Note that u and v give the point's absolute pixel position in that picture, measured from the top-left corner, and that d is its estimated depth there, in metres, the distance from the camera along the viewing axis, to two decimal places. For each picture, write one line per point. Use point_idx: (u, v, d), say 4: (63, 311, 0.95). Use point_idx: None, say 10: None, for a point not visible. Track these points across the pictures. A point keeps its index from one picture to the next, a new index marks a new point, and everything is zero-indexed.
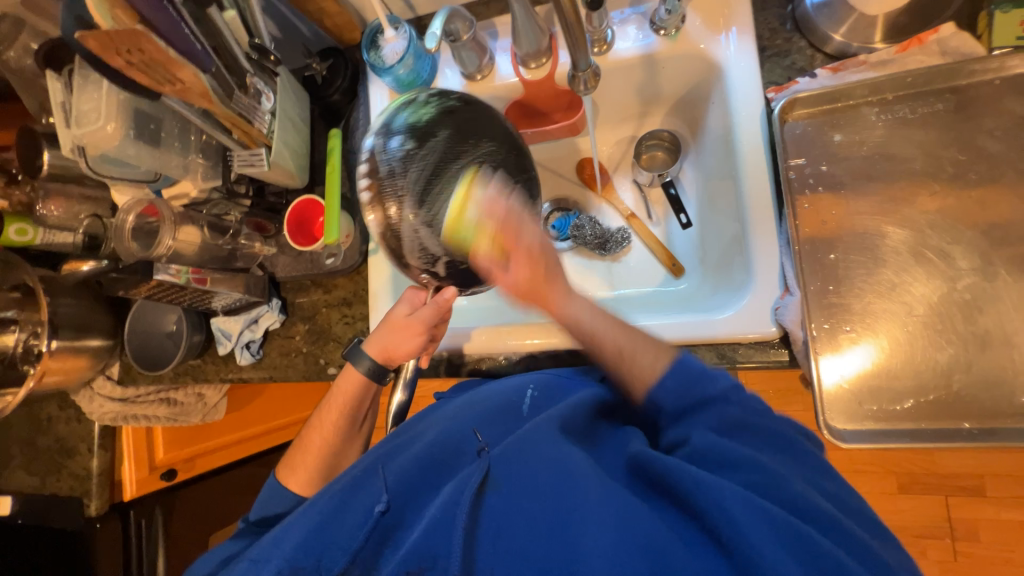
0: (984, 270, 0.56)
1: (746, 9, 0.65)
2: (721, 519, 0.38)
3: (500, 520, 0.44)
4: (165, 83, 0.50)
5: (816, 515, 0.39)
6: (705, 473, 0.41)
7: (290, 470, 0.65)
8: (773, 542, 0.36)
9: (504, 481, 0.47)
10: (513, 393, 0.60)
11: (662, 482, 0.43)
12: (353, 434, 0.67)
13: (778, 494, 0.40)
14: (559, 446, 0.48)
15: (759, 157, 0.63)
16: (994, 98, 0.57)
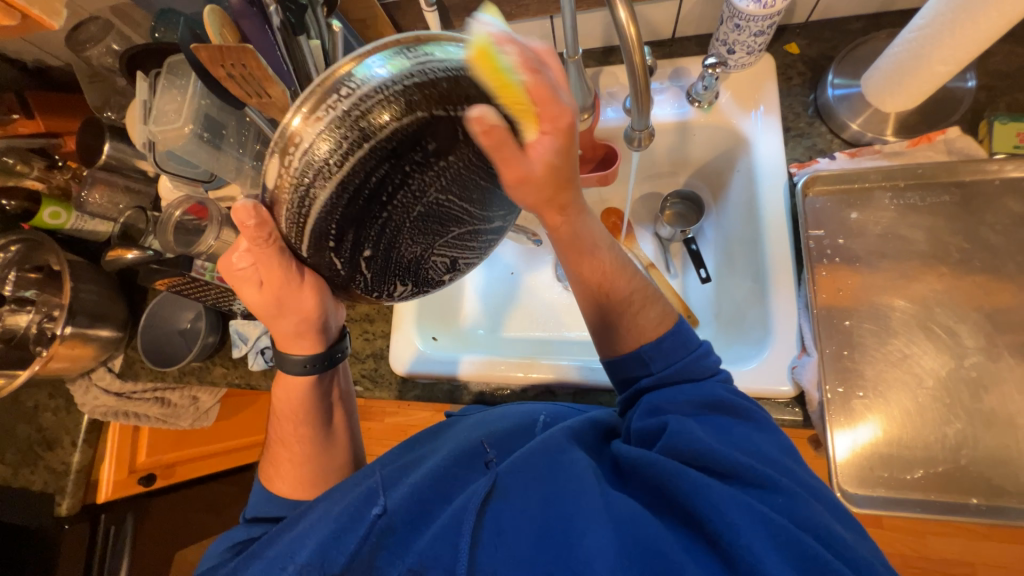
0: (988, 351, 0.60)
1: (774, 94, 0.73)
2: (721, 530, 0.38)
3: (506, 521, 0.44)
4: (253, 95, 0.54)
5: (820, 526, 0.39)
6: (705, 478, 0.42)
7: (273, 473, 0.60)
8: (773, 548, 0.36)
9: (512, 483, 0.47)
10: (526, 416, 0.61)
11: (664, 493, 0.43)
12: (327, 428, 0.61)
13: (781, 503, 0.40)
14: (564, 449, 0.50)
15: (781, 224, 0.68)
16: (996, 196, 0.63)
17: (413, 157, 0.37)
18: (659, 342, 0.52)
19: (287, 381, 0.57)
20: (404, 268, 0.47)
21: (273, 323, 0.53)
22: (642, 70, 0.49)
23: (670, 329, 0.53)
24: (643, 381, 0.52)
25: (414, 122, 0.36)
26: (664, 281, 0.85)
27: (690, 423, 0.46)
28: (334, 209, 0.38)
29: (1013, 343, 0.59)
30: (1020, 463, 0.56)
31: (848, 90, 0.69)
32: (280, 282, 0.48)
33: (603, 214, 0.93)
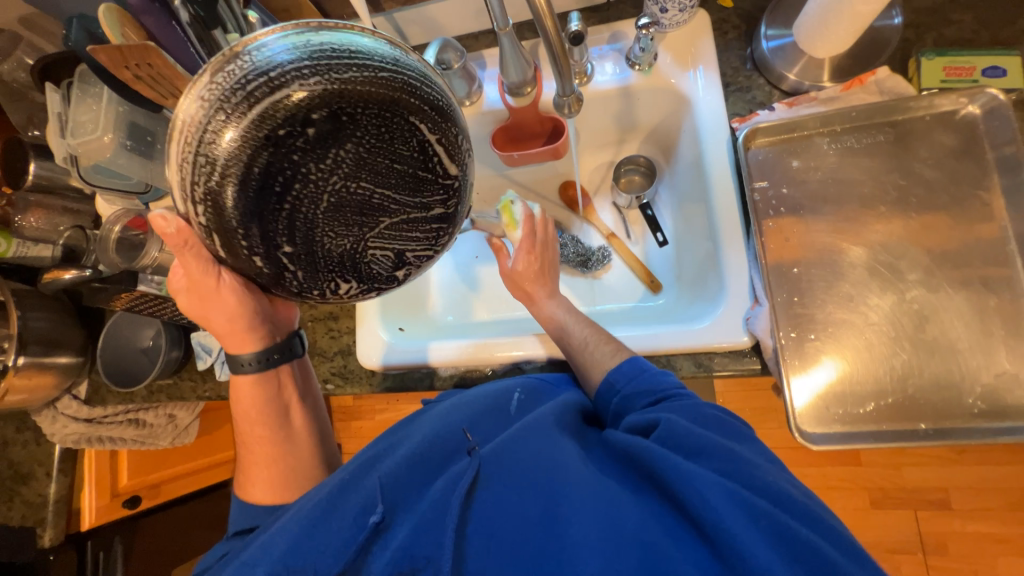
0: (928, 283, 0.62)
1: (711, 50, 0.72)
2: (707, 516, 0.39)
3: (492, 514, 0.45)
4: (169, 95, 0.53)
5: (796, 507, 0.41)
6: (691, 466, 0.43)
7: (247, 487, 0.59)
8: (756, 534, 0.38)
9: (495, 477, 0.47)
10: (500, 393, 0.60)
11: (649, 475, 0.45)
12: (291, 426, 0.61)
13: (756, 484, 0.42)
14: (542, 440, 0.50)
15: (726, 181, 0.69)
16: (928, 132, 0.64)
17: (299, 139, 0.37)
18: (617, 369, 0.60)
19: (242, 384, 0.58)
20: (323, 266, 0.42)
21: (210, 325, 0.55)
22: (552, 31, 0.47)
23: (625, 361, 0.61)
24: (616, 404, 0.58)
25: (318, 94, 0.36)
26: (625, 251, 0.86)
27: (677, 417, 0.49)
28: (224, 202, 0.37)
29: (950, 273, 0.62)
30: (964, 386, 0.59)
31: (782, 41, 0.69)
32: (200, 287, 0.51)
33: (561, 188, 0.92)
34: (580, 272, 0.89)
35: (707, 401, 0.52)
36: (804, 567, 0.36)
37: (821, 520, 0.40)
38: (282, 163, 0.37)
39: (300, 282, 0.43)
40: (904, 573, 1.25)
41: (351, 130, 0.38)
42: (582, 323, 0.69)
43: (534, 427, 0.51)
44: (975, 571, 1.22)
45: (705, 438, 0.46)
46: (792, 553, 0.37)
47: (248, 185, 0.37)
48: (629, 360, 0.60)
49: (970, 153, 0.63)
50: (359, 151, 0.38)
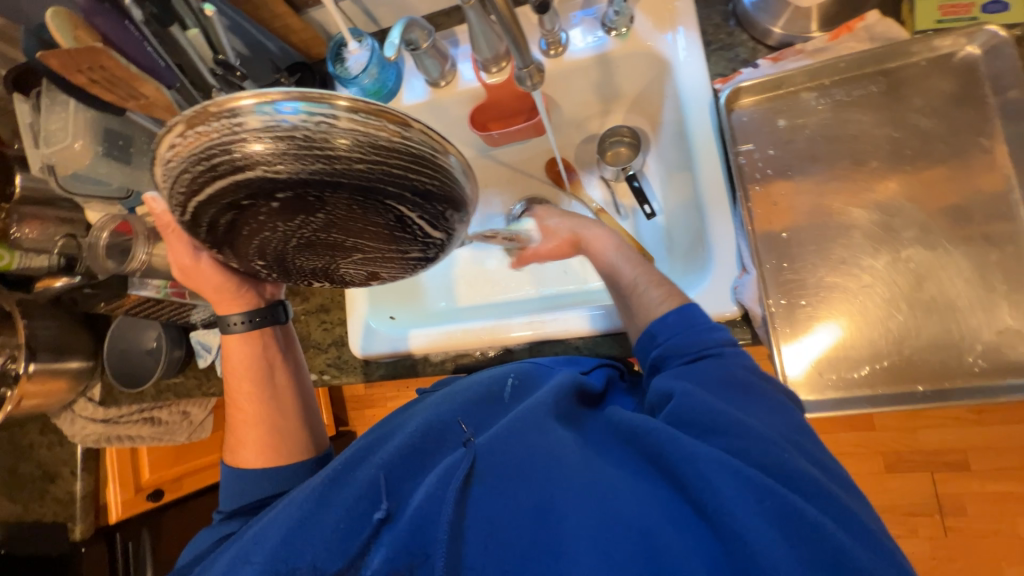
0: (924, 240, 0.59)
1: (689, 8, 0.69)
2: (710, 501, 0.38)
3: (488, 509, 0.44)
4: (130, 98, 0.54)
5: (808, 485, 0.39)
6: (694, 445, 0.42)
7: (236, 450, 0.61)
8: (759, 515, 0.36)
9: (491, 471, 0.46)
10: (492, 382, 0.59)
11: (652, 456, 0.44)
12: (277, 388, 0.62)
13: (767, 460, 0.40)
14: (541, 427, 0.49)
15: (710, 145, 0.65)
16: (924, 79, 0.60)
17: (266, 206, 0.34)
18: (663, 320, 0.55)
19: (229, 342, 0.61)
20: (296, 275, 0.44)
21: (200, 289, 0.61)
22: (502, 2, 0.47)
23: (674, 309, 0.56)
24: (654, 357, 0.55)
25: (291, 171, 0.32)
26: (615, 225, 0.84)
27: (694, 391, 0.47)
28: (200, 226, 0.38)
29: (948, 227, 0.59)
30: (964, 344, 0.56)
31: None
32: (185, 264, 0.60)
33: (546, 165, 0.90)
34: None
35: (730, 370, 0.49)
36: (811, 546, 0.35)
37: (832, 497, 0.39)
38: (252, 217, 0.35)
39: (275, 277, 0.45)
40: (920, 535, 1.23)
41: (323, 205, 0.34)
42: (638, 264, 0.63)
43: (533, 414, 0.50)
44: (995, 530, 1.20)
45: (721, 416, 0.44)
46: (796, 535, 0.36)
47: (220, 226, 0.37)
48: (677, 309, 0.56)
49: (970, 98, 0.59)
50: (331, 219, 0.35)
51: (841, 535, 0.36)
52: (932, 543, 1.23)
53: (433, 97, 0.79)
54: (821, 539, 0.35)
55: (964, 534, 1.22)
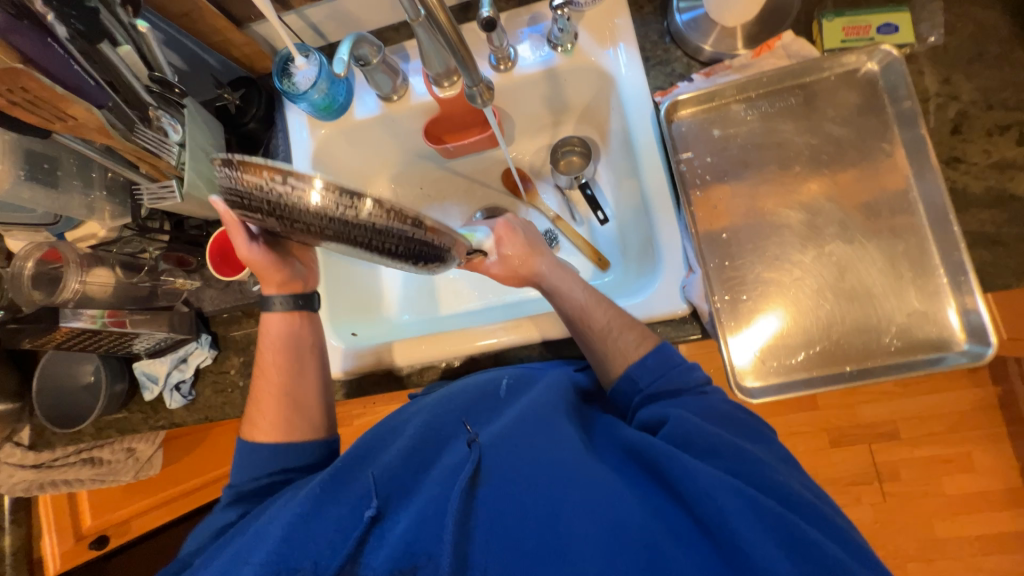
0: (844, 235, 0.66)
1: (629, 26, 0.73)
2: (706, 506, 0.42)
3: (492, 509, 0.45)
4: (55, 120, 0.50)
5: (799, 504, 0.44)
6: (698, 464, 0.45)
7: (254, 427, 0.62)
8: (758, 528, 0.40)
9: (498, 473, 0.47)
10: (488, 382, 0.61)
11: (655, 470, 0.46)
12: (303, 372, 0.64)
13: (761, 481, 0.45)
14: (547, 425, 0.51)
15: (654, 156, 0.70)
16: (834, 92, 0.67)
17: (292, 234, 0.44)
18: (642, 363, 0.58)
19: (269, 317, 0.64)
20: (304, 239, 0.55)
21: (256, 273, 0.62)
22: (449, 26, 0.49)
23: (650, 351, 0.59)
24: (637, 402, 0.58)
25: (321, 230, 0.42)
26: (572, 232, 0.87)
27: (691, 418, 0.51)
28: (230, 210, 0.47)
29: (862, 223, 0.66)
30: (882, 327, 0.63)
31: (694, 12, 0.70)
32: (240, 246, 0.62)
33: (502, 175, 0.92)
34: None
35: (715, 401, 0.55)
36: (801, 558, 0.39)
37: (809, 510, 0.44)
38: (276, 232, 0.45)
39: None
40: (863, 502, 1.34)
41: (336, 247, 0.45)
42: (605, 304, 0.63)
43: (540, 412, 0.52)
44: (925, 491, 1.33)
45: (719, 440, 0.48)
46: (782, 535, 0.40)
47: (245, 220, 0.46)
48: (654, 350, 0.59)
49: (873, 109, 0.66)
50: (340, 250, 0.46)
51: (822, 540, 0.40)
52: (874, 509, 1.35)
53: (386, 111, 0.80)
54: (813, 553, 0.39)
55: (900, 498, 1.34)
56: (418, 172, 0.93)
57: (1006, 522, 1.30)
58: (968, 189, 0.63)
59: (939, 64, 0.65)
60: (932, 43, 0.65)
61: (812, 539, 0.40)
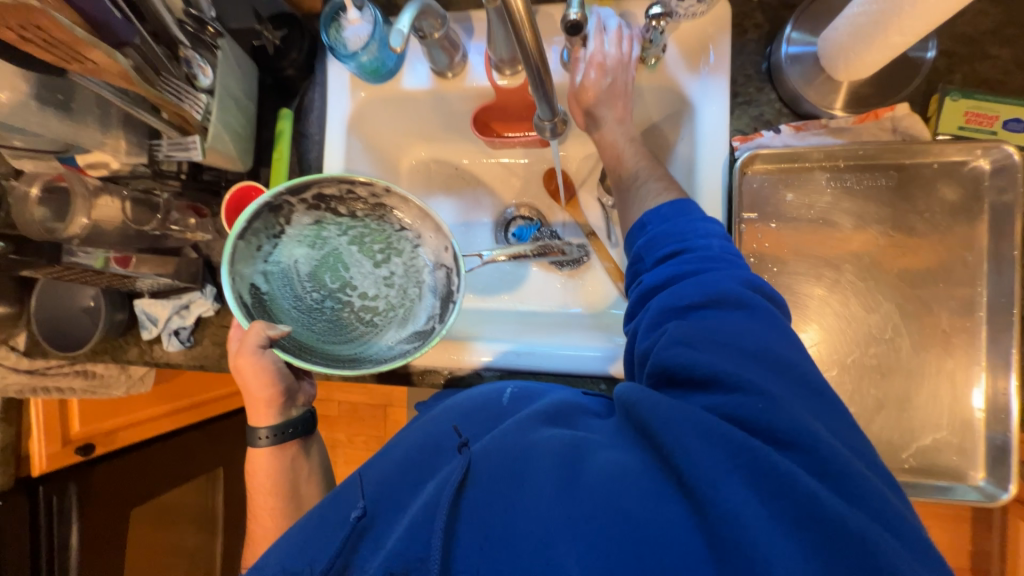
0: (892, 337, 0.61)
1: (726, 51, 0.64)
2: (693, 475, 0.36)
3: (482, 514, 0.41)
4: (71, 61, 0.44)
5: (824, 461, 0.36)
6: (680, 409, 0.39)
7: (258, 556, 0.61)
8: (770, 522, 0.34)
9: (488, 471, 0.43)
10: (490, 392, 0.58)
11: (649, 440, 0.41)
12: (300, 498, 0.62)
13: (770, 426, 0.37)
14: (539, 425, 0.47)
15: (716, 207, 0.64)
16: (932, 181, 0.61)
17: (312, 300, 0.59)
18: (658, 212, 0.55)
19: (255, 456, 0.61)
20: (353, 217, 0.61)
21: (246, 400, 0.61)
22: (539, 61, 0.43)
23: (669, 202, 0.56)
24: (639, 253, 0.55)
25: (317, 329, 0.58)
26: (603, 253, 0.80)
27: (678, 344, 0.44)
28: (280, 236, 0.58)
29: (915, 330, 0.61)
30: (901, 443, 0.60)
31: (804, 48, 0.62)
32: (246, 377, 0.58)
33: (544, 177, 0.85)
34: (555, 270, 0.84)
35: (726, 284, 0.46)
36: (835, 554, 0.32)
37: (823, 450, 0.36)
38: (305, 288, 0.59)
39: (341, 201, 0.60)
40: None
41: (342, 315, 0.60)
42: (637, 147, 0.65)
43: (529, 413, 0.49)
44: None
45: (714, 363, 0.41)
46: (780, 502, 0.34)
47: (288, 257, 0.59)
48: (671, 203, 0.56)
49: (967, 211, 0.60)
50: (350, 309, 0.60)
51: (837, 504, 0.33)
52: None
53: (437, 87, 0.72)
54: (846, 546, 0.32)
55: None
56: (456, 151, 0.86)
57: None
58: None
59: None
60: None
61: (824, 506, 0.33)
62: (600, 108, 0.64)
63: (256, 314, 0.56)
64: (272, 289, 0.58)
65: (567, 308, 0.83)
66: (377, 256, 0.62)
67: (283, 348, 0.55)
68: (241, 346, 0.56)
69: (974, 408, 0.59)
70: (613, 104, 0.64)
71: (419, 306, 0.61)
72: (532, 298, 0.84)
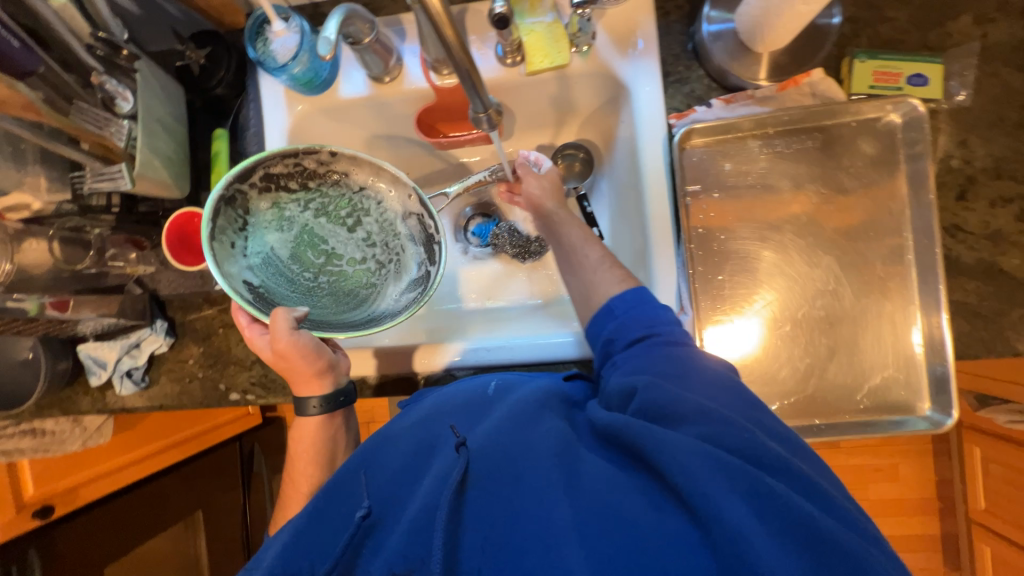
0: (835, 288, 0.65)
1: (652, 33, 0.67)
2: (687, 485, 0.36)
3: (481, 522, 0.41)
4: None
5: (801, 484, 0.38)
6: (669, 434, 0.39)
7: None
8: (768, 537, 0.34)
9: (489, 475, 0.43)
10: (475, 387, 0.56)
11: (642, 459, 0.41)
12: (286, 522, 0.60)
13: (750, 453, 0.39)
14: (538, 419, 0.47)
15: (661, 181, 0.66)
16: (852, 139, 0.65)
17: (306, 281, 0.60)
18: (620, 297, 0.55)
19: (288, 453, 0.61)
20: (311, 187, 0.61)
21: (292, 378, 0.60)
22: (464, 57, 0.43)
23: (629, 289, 0.56)
24: (605, 330, 0.55)
25: (324, 303, 0.59)
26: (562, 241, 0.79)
27: (655, 380, 0.45)
28: (251, 227, 0.58)
29: (855, 279, 0.65)
30: (856, 386, 0.64)
31: (724, 25, 0.64)
32: (283, 362, 0.57)
33: None
34: (518, 263, 0.85)
35: (669, 327, 0.52)
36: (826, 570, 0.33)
37: (800, 474, 0.38)
38: (296, 271, 0.60)
39: (293, 175, 0.60)
40: None
41: (341, 283, 0.61)
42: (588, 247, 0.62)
43: (524, 408, 0.48)
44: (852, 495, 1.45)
45: (688, 403, 0.42)
46: (768, 513, 0.35)
47: (265, 246, 0.59)
48: (634, 288, 0.55)
49: (887, 163, 0.64)
50: (346, 275, 0.62)
51: (813, 512, 0.35)
52: None
53: (375, 93, 0.72)
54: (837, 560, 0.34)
55: None
56: (405, 156, 0.85)
57: (917, 526, 1.44)
58: (961, 258, 0.64)
59: (959, 124, 0.64)
60: (958, 101, 0.63)
61: (810, 521, 0.35)
62: (542, 202, 0.67)
63: (262, 308, 0.55)
64: (264, 280, 0.58)
65: (534, 298, 0.83)
66: (347, 221, 0.63)
67: (314, 326, 0.56)
68: (272, 336, 0.54)
69: (915, 344, 0.64)
70: (552, 206, 0.66)
71: (407, 255, 0.63)
72: (500, 293, 0.84)
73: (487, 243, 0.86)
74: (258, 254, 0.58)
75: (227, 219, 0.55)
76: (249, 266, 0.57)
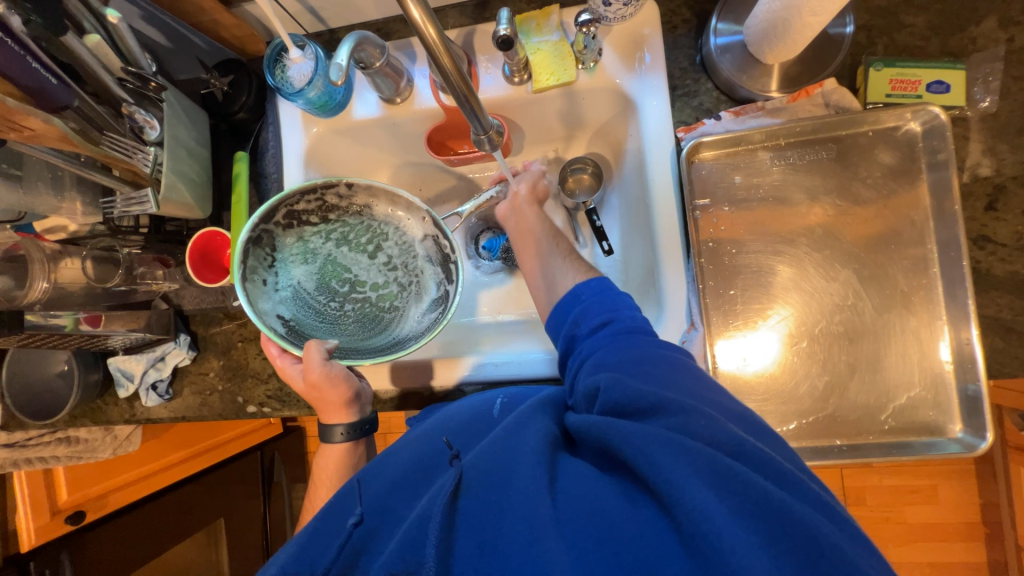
0: (855, 303, 0.63)
1: (659, 47, 0.67)
2: (653, 473, 0.36)
3: (470, 527, 0.40)
4: (9, 130, 0.47)
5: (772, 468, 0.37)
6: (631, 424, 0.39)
7: None
8: (735, 522, 0.33)
9: (479, 481, 0.42)
10: (481, 403, 0.56)
11: (613, 452, 0.41)
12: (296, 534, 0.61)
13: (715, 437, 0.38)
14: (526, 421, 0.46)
15: (668, 195, 0.65)
16: (869, 149, 0.63)
17: (334, 310, 0.62)
18: (588, 283, 0.56)
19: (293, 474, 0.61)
20: (333, 220, 0.63)
21: (319, 405, 0.62)
22: (461, 82, 0.44)
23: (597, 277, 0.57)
24: (573, 313, 0.55)
25: (352, 330, 0.61)
26: None
27: (617, 376, 0.44)
28: (279, 262, 0.61)
29: (876, 294, 0.63)
30: (879, 405, 0.61)
31: (732, 38, 0.64)
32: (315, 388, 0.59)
33: None
34: None
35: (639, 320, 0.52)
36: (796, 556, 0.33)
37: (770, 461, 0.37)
38: (323, 302, 0.62)
39: (315, 210, 0.61)
40: None
41: (366, 311, 0.64)
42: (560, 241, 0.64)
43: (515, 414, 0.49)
44: (886, 517, 1.37)
45: (651, 393, 0.42)
46: (735, 497, 0.35)
47: (293, 280, 0.61)
48: (599, 279, 0.57)
49: (907, 173, 0.62)
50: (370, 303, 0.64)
51: (782, 495, 0.35)
52: None
53: (387, 113, 0.74)
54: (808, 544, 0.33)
55: (865, 522, 1.38)
56: (417, 172, 0.86)
57: (960, 553, 1.35)
58: (991, 270, 0.61)
59: (985, 130, 0.61)
60: (982, 108, 0.61)
61: (780, 505, 0.34)
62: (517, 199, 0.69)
63: (295, 341, 0.58)
64: (295, 313, 0.60)
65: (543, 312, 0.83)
66: (368, 247, 0.65)
67: (344, 357, 0.58)
68: (309, 362, 0.56)
69: (943, 362, 0.61)
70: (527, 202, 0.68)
71: (426, 276, 0.65)
72: (509, 307, 0.85)
73: (497, 258, 0.86)
74: (288, 287, 0.61)
75: (257, 258, 0.58)
76: (280, 301, 0.60)
